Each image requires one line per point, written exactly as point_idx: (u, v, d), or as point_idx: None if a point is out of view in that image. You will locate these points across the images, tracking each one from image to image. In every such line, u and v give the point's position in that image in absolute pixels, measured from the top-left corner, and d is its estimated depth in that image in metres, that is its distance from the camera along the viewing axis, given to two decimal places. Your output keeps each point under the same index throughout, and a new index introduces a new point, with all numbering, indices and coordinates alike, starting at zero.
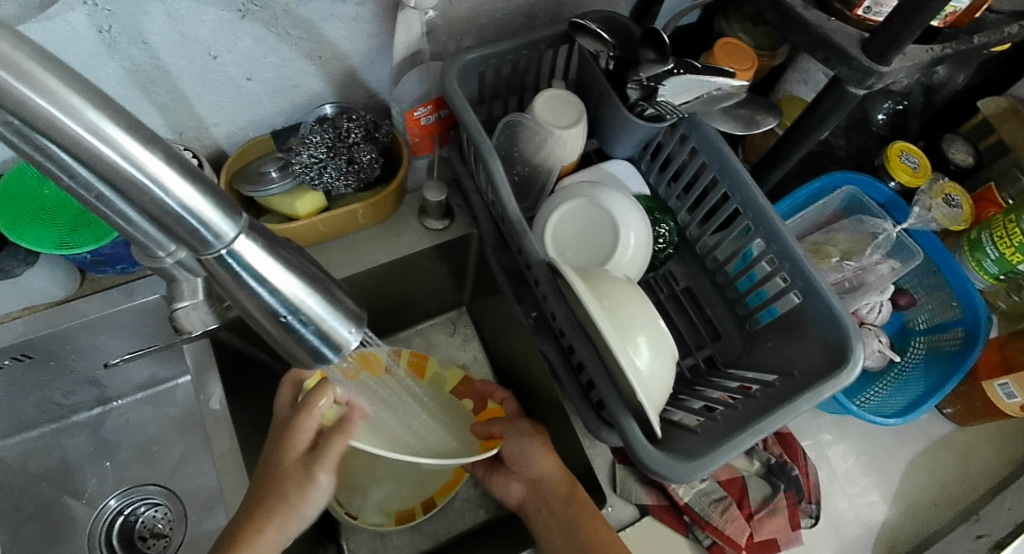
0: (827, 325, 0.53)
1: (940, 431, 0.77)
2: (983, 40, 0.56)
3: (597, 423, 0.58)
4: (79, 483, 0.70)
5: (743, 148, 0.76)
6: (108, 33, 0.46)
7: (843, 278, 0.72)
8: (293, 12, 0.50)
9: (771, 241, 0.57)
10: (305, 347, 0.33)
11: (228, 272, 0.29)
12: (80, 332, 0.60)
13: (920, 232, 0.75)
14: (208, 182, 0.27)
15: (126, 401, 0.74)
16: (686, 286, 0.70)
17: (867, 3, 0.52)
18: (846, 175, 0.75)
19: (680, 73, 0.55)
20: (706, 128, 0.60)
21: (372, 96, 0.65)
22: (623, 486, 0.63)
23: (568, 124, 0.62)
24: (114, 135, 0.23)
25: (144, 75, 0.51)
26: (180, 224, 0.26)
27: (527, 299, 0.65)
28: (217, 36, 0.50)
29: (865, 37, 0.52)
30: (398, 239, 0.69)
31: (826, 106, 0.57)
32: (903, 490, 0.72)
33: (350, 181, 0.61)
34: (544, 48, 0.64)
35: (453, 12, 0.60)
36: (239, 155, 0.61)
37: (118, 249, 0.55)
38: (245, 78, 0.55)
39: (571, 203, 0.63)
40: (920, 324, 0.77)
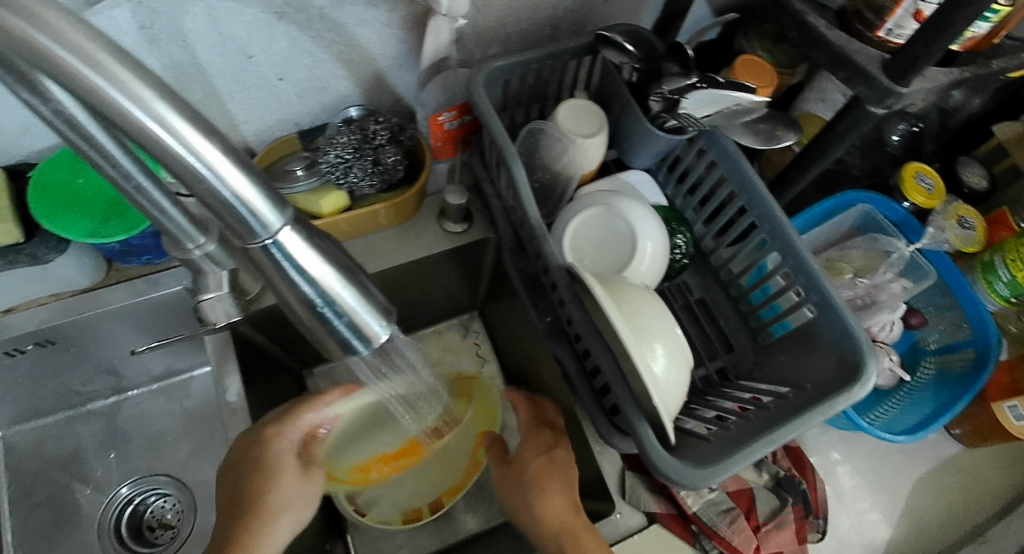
0: (840, 340, 0.54)
1: (948, 451, 0.77)
2: (1002, 65, 0.57)
3: (609, 429, 0.58)
4: (92, 472, 0.71)
5: (759, 163, 0.77)
6: (150, 30, 0.47)
7: (856, 295, 0.73)
8: (328, 15, 0.52)
9: (787, 254, 0.58)
10: (336, 339, 0.34)
11: (270, 261, 0.30)
12: (103, 320, 0.61)
13: (934, 253, 0.75)
14: (257, 174, 0.28)
15: (141, 391, 0.75)
16: (700, 297, 0.71)
17: (888, 25, 0.52)
18: (860, 193, 0.76)
19: (703, 87, 0.56)
20: (725, 142, 0.61)
21: (398, 100, 0.66)
22: (632, 492, 0.63)
23: (589, 134, 0.63)
24: (176, 125, 0.24)
25: (182, 70, 0.52)
26: (230, 214, 0.27)
27: (543, 304, 0.66)
28: (254, 36, 0.51)
29: (886, 58, 0.53)
30: (417, 240, 0.71)
31: (845, 124, 0.57)
32: (909, 509, 0.73)
33: (373, 181, 0.63)
34: (568, 59, 0.66)
35: (481, 21, 0.62)
36: (267, 152, 0.62)
37: (145, 240, 0.56)
38: (278, 77, 0.56)
39: (591, 212, 0.63)
40: (930, 344, 0.77)
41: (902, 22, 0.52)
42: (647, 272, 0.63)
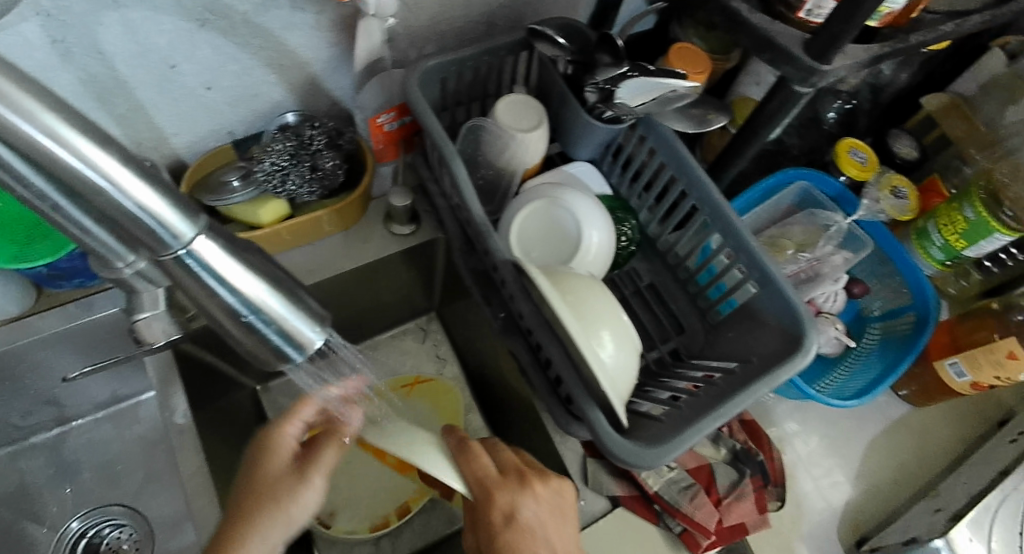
0: (782, 313, 0.56)
1: (898, 413, 0.80)
2: (919, 39, 0.59)
3: (566, 418, 0.59)
4: (40, 507, 0.68)
5: (700, 148, 0.79)
6: (62, 44, 0.46)
7: (799, 269, 0.75)
8: (252, 21, 0.51)
9: (727, 233, 0.59)
10: (268, 348, 0.33)
11: (188, 273, 0.29)
12: (38, 349, 0.58)
13: (871, 223, 0.77)
14: (167, 185, 0.27)
15: (86, 420, 0.73)
16: (650, 282, 0.72)
17: (807, 6, 0.54)
18: (799, 170, 0.78)
19: (635, 75, 0.57)
20: (662, 129, 0.62)
21: (335, 104, 0.65)
22: (594, 478, 0.64)
23: (529, 128, 0.63)
24: (70, 138, 0.23)
25: (100, 85, 0.50)
26: (137, 226, 0.27)
27: (495, 300, 0.66)
28: (174, 45, 0.50)
29: (807, 38, 0.54)
30: (365, 244, 0.70)
31: (775, 103, 0.59)
32: (863, 470, 0.75)
33: (314, 188, 0.62)
34: (505, 55, 0.66)
35: (413, 20, 0.61)
36: (200, 165, 0.60)
37: (75, 262, 0.54)
38: (204, 87, 0.55)
39: (532, 211, 0.64)
40: (874, 311, 0.80)
41: (821, 3, 0.53)
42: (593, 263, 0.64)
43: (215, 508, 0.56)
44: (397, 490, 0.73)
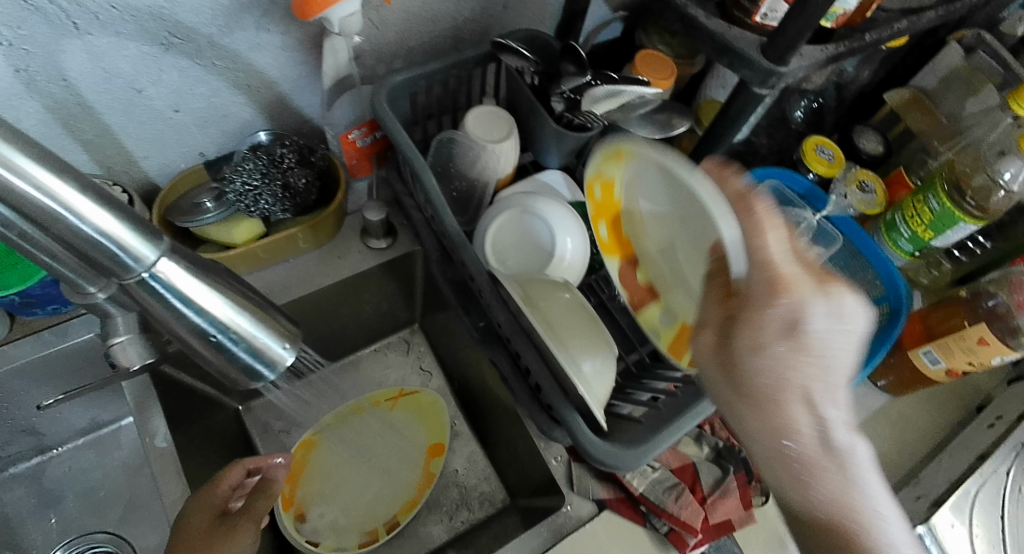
0: None
1: (877, 403, 0.81)
2: (874, 37, 0.61)
3: (548, 424, 0.59)
4: (23, 539, 0.67)
5: (671, 151, 0.80)
6: (26, 72, 0.46)
7: None
8: (217, 43, 0.51)
9: None
10: (239, 366, 0.33)
11: (153, 296, 0.29)
12: (13, 378, 0.58)
13: (841, 218, 0.79)
14: (127, 209, 0.27)
15: (66, 448, 0.71)
16: None
17: (762, 10, 0.56)
18: (768, 170, 0.80)
19: (598, 84, 0.58)
20: (629, 135, 0.63)
21: (305, 122, 0.66)
22: (580, 483, 0.64)
23: (499, 138, 0.64)
24: (25, 166, 0.24)
25: (66, 111, 0.50)
26: (98, 251, 0.27)
27: (474, 309, 0.67)
28: (139, 70, 0.50)
29: (763, 41, 0.56)
30: (341, 260, 0.70)
31: (737, 106, 0.60)
32: None
33: (286, 206, 0.62)
34: (472, 67, 0.67)
35: (379, 37, 0.62)
36: (172, 188, 0.60)
37: (48, 290, 0.54)
38: (172, 109, 0.55)
39: (507, 217, 0.65)
40: None
41: (774, 6, 0.55)
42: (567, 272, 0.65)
43: None
44: (383, 506, 0.73)
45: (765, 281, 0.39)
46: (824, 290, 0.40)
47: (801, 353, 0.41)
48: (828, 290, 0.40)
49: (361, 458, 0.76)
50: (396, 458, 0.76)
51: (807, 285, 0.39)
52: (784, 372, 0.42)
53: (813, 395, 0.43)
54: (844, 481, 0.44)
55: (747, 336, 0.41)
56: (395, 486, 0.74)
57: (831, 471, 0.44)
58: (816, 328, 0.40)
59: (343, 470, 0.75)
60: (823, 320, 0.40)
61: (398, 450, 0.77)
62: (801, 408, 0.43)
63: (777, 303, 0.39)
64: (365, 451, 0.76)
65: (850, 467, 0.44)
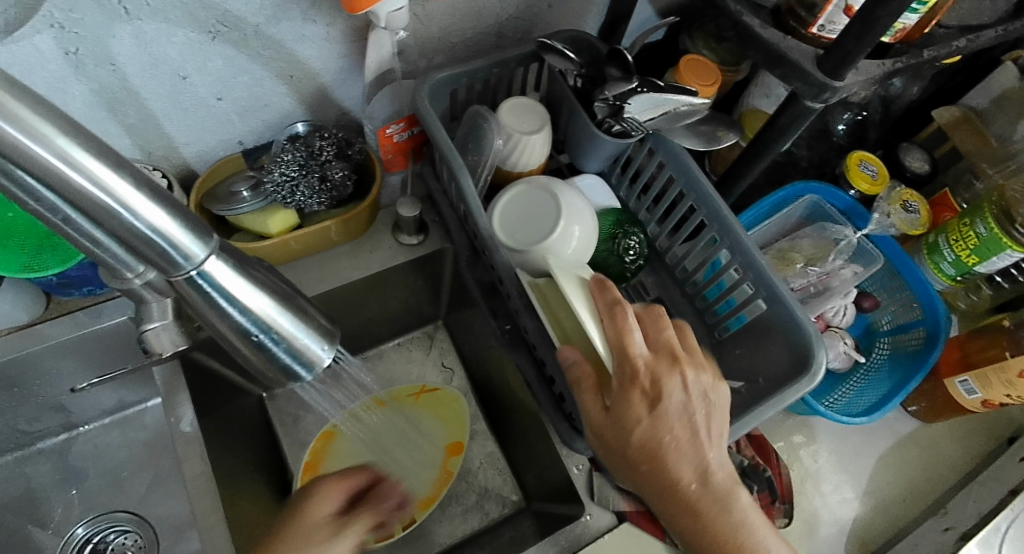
0: (792, 332, 0.55)
1: (906, 429, 0.79)
2: (933, 54, 0.59)
3: (571, 434, 0.58)
4: (45, 512, 0.68)
5: (709, 160, 0.78)
6: (75, 55, 0.46)
7: (808, 283, 0.74)
8: (263, 33, 0.51)
9: (736, 251, 0.58)
10: (278, 366, 0.33)
11: (199, 294, 0.29)
12: (46, 356, 0.58)
13: (882, 238, 0.77)
14: (179, 206, 0.27)
15: (93, 426, 0.73)
16: (656, 296, 0.71)
17: (820, 21, 0.54)
18: (809, 184, 0.77)
19: (645, 91, 0.56)
20: (671, 144, 0.62)
21: (344, 114, 0.65)
22: (600, 493, 0.63)
23: (531, 130, 0.63)
24: (85, 162, 0.23)
25: (112, 95, 0.50)
26: (149, 247, 0.27)
27: (501, 312, 0.66)
28: (186, 57, 0.50)
29: (819, 53, 0.54)
30: (372, 255, 0.70)
31: (786, 118, 0.58)
32: (872, 486, 0.74)
33: (322, 199, 0.62)
34: (515, 66, 0.66)
35: (424, 32, 0.61)
36: (209, 175, 0.60)
37: (85, 271, 0.55)
38: (215, 97, 0.55)
39: (531, 185, 0.63)
40: (883, 326, 0.80)
41: (834, 18, 0.53)
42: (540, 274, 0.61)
43: (219, 518, 0.55)
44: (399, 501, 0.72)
45: (630, 369, 0.47)
46: (675, 371, 0.48)
47: (669, 420, 0.46)
48: (683, 366, 0.48)
49: (378, 450, 0.75)
50: (413, 454, 0.75)
51: (664, 370, 0.47)
52: (656, 434, 0.46)
53: (687, 448, 0.47)
54: (733, 524, 0.47)
55: (627, 415, 0.47)
56: (411, 482, 0.73)
57: (718, 515, 0.47)
58: (676, 403, 0.47)
59: (362, 462, 0.74)
60: (683, 394, 0.47)
61: (415, 446, 0.75)
62: (685, 464, 0.47)
63: (641, 386, 0.46)
64: (384, 443, 0.75)
65: (737, 510, 0.47)
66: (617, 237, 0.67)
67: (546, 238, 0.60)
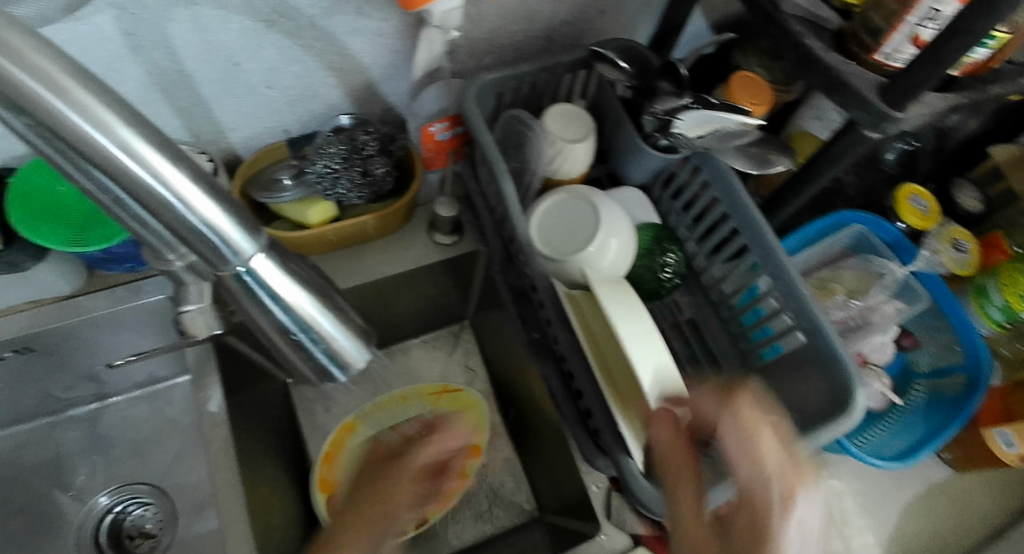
0: (830, 368, 0.53)
1: (937, 475, 0.76)
2: (1000, 90, 0.56)
3: (593, 451, 0.58)
4: (70, 478, 0.70)
5: (753, 181, 0.77)
6: (134, 37, 0.46)
7: (848, 316, 0.71)
8: (317, 25, 0.51)
9: (777, 279, 0.57)
10: (314, 365, 0.33)
11: (243, 288, 0.29)
12: (83, 328, 0.59)
13: (928, 275, 0.74)
14: (231, 200, 0.27)
15: (123, 398, 0.74)
16: (690, 316, 0.70)
17: (884, 49, 0.52)
18: (855, 214, 0.76)
19: (697, 108, 0.55)
20: (718, 163, 0.60)
21: (389, 109, 0.65)
22: (617, 514, 0.62)
23: (575, 138, 0.62)
24: (143, 152, 0.23)
25: (167, 78, 0.51)
26: (199, 240, 0.26)
27: (530, 318, 0.66)
28: (240, 44, 0.50)
29: (882, 82, 0.52)
30: (406, 251, 0.70)
31: (841, 145, 0.57)
32: (897, 532, 0.72)
33: (362, 193, 0.62)
34: (563, 72, 0.65)
35: (475, 32, 0.61)
36: (253, 162, 0.61)
37: (128, 248, 0.55)
38: (265, 86, 0.55)
39: (572, 195, 0.61)
40: (922, 367, 0.76)
41: (899, 47, 0.51)
42: (574, 285, 0.60)
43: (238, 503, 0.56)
44: None
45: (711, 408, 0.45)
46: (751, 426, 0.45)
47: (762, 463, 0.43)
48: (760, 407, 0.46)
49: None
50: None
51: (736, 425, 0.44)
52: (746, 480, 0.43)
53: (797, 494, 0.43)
54: None
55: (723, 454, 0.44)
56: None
57: None
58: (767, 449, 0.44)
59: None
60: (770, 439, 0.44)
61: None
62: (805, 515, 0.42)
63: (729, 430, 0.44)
64: None
65: None
66: (653, 253, 0.66)
67: (581, 248, 0.59)
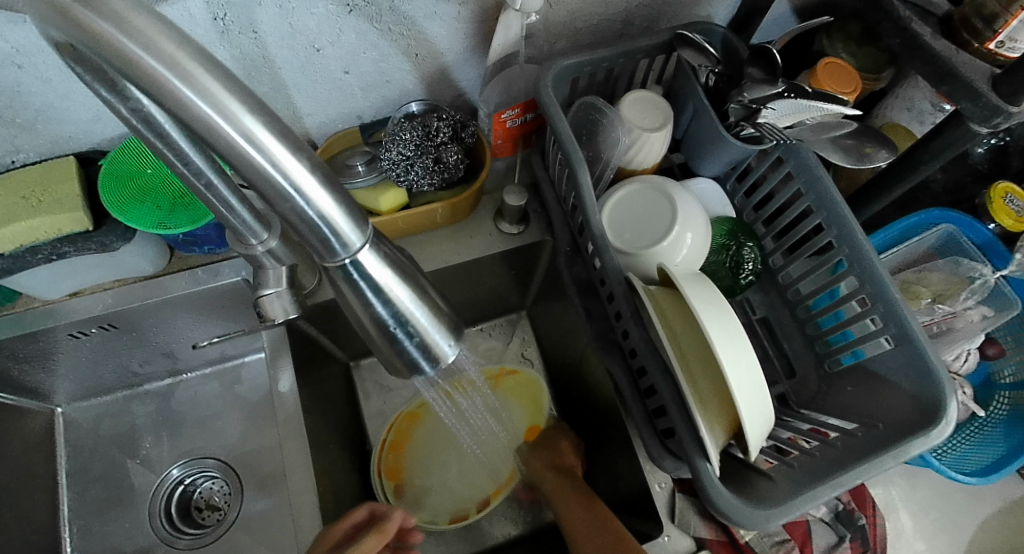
0: (918, 378, 0.51)
1: (1018, 492, 0.72)
2: None
3: (660, 452, 0.56)
4: (144, 451, 0.72)
5: (833, 175, 0.73)
6: (223, 21, 0.47)
7: (934, 321, 0.68)
8: (398, 8, 0.50)
9: (867, 280, 0.54)
10: (404, 359, 0.32)
11: (345, 279, 0.29)
12: (163, 307, 0.61)
13: (1020, 281, 0.69)
14: (343, 191, 0.26)
15: (195, 375, 0.76)
16: (763, 316, 0.67)
17: (1001, 36, 0.49)
18: (945, 212, 0.70)
19: (791, 96, 0.53)
20: (806, 155, 0.57)
21: (460, 95, 0.64)
22: (681, 517, 0.59)
23: (652, 127, 0.60)
24: (264, 142, 0.23)
25: (251, 63, 0.51)
26: (311, 233, 0.26)
27: (596, 313, 0.63)
28: (323, 28, 0.50)
29: (997, 71, 0.48)
30: (472, 240, 0.69)
31: (943, 139, 0.53)
32: (974, 550, 0.69)
33: (434, 180, 0.61)
34: (640, 58, 0.63)
35: (553, 16, 0.59)
36: (330, 146, 0.61)
37: (208, 231, 0.57)
38: (344, 71, 0.55)
39: (646, 184, 0.60)
40: (1005, 378, 0.72)
41: (1017, 33, 0.49)
42: (649, 280, 0.59)
43: (307, 483, 0.57)
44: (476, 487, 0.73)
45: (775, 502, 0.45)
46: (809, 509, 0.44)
47: None
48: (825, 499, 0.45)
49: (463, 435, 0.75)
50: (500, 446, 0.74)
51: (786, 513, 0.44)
52: None
53: None
54: None
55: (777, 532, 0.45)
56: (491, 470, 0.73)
57: None
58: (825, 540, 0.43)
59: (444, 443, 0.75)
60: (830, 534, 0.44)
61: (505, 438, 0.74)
62: None
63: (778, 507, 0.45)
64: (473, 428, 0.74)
65: None
66: (729, 249, 0.64)
67: (656, 242, 0.57)
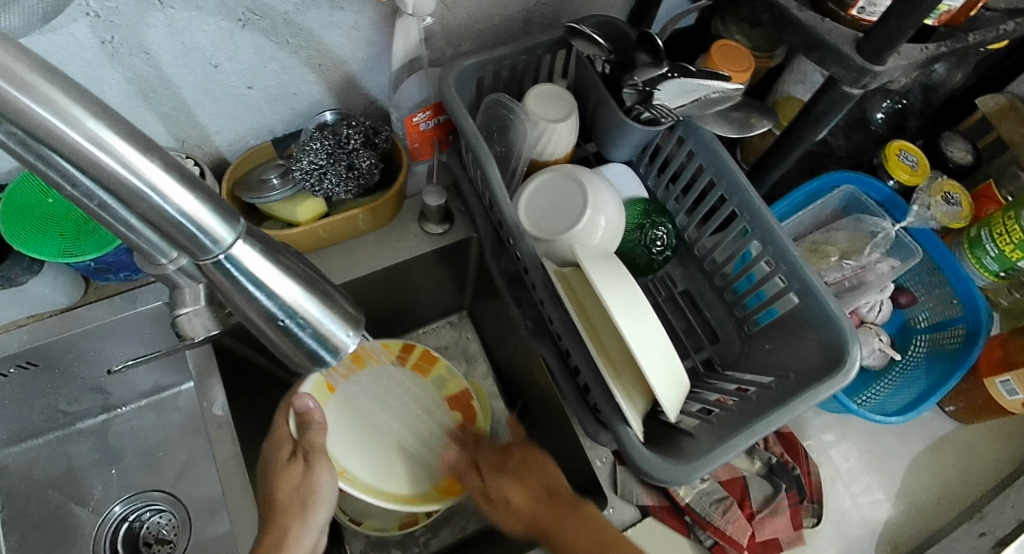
0: (825, 327, 0.54)
1: (942, 429, 0.77)
2: (979, 37, 0.56)
3: (594, 426, 0.58)
4: (84, 490, 0.71)
5: (740, 150, 0.77)
6: (111, 44, 0.47)
7: (843, 277, 0.72)
8: (292, 21, 0.51)
9: (767, 243, 0.57)
10: (304, 351, 0.33)
11: (225, 276, 0.30)
12: (83, 339, 0.61)
13: (920, 230, 0.74)
14: (206, 189, 0.27)
15: (130, 408, 0.75)
16: (684, 288, 0.71)
17: (860, 3, 0.52)
18: (845, 174, 0.75)
19: (675, 76, 0.55)
20: (702, 132, 0.60)
21: (371, 103, 0.65)
22: (624, 487, 0.63)
23: (558, 118, 0.63)
24: (111, 143, 0.24)
25: (147, 84, 0.52)
26: (179, 231, 0.27)
27: (526, 302, 0.64)
28: (217, 45, 0.50)
29: (858, 36, 0.52)
30: (398, 243, 0.70)
31: (823, 104, 0.56)
32: (905, 487, 0.72)
33: (350, 187, 0.62)
34: (542, 53, 0.65)
35: (450, 19, 0.61)
36: (241, 162, 0.62)
37: (120, 256, 0.57)
38: (246, 86, 0.56)
39: (558, 173, 0.62)
40: (920, 322, 0.77)
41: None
42: (565, 263, 0.61)
43: (249, 500, 0.57)
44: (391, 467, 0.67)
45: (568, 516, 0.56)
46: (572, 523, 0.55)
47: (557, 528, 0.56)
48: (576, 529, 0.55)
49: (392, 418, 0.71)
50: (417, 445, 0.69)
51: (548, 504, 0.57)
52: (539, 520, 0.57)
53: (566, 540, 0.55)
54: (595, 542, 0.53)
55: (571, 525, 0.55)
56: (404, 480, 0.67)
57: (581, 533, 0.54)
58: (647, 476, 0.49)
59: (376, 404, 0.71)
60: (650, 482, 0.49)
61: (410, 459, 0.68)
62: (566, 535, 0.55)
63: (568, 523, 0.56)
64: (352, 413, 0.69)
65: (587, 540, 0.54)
66: (644, 228, 0.67)
67: (570, 227, 0.59)
